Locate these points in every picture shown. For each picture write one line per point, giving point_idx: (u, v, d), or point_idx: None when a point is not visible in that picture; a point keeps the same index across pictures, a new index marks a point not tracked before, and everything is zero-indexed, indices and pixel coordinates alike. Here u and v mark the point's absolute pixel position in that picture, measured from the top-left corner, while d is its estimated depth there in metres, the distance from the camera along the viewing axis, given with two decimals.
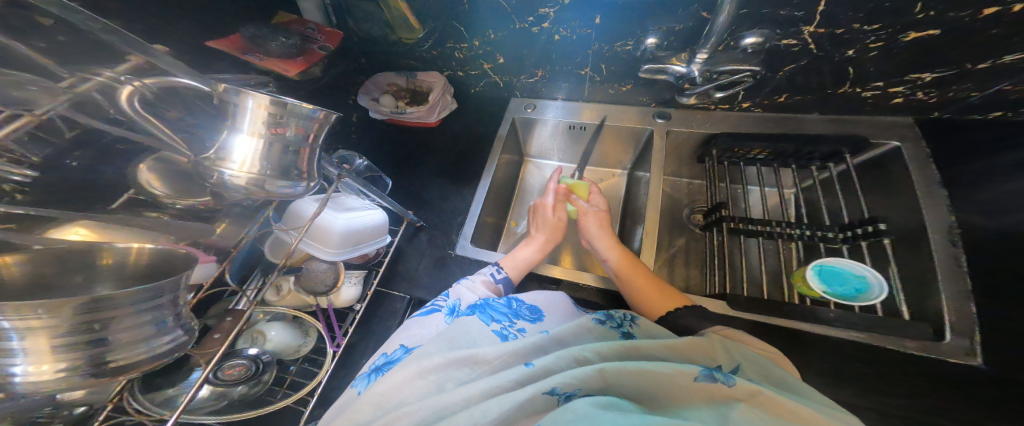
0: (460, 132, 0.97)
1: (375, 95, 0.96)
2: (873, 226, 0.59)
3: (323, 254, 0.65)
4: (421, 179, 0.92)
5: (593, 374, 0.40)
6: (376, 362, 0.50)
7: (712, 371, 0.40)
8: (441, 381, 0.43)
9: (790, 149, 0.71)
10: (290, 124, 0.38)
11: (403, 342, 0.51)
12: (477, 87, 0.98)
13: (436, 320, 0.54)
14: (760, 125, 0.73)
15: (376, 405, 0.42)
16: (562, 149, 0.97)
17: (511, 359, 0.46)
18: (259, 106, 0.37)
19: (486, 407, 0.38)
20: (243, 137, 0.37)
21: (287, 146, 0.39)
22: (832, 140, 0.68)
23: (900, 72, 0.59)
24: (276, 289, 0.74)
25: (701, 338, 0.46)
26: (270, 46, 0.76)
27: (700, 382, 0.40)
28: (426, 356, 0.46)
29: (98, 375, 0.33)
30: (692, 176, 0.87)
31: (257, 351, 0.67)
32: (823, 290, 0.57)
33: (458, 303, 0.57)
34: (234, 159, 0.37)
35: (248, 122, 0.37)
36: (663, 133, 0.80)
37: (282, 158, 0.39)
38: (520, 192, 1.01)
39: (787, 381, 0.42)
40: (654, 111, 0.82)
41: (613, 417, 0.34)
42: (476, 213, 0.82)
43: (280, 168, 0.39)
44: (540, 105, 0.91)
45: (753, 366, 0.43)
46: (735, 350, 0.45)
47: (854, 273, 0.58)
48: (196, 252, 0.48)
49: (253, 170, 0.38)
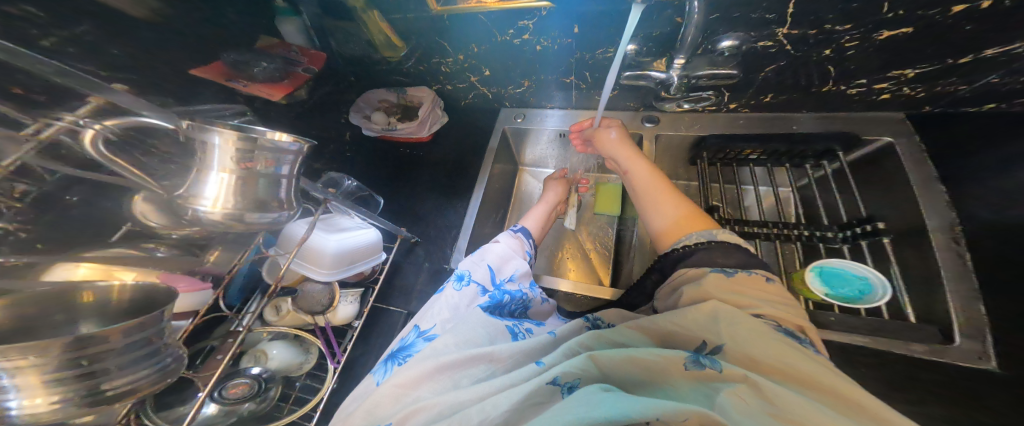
0: (452, 145, 1.00)
1: (366, 112, 0.98)
2: (872, 225, 0.58)
3: (317, 275, 0.67)
4: (416, 194, 0.94)
5: (588, 361, 0.40)
6: (394, 348, 0.53)
7: (699, 357, 0.39)
8: (457, 378, 0.45)
9: (782, 149, 0.67)
10: (258, 157, 0.39)
11: (420, 324, 0.56)
12: (468, 99, 0.99)
13: (448, 293, 0.59)
14: (755, 126, 0.70)
15: (395, 398, 0.45)
16: (558, 156, 0.97)
17: (521, 358, 0.48)
18: (226, 142, 0.37)
19: (497, 400, 0.38)
20: (212, 175, 0.38)
21: (258, 177, 0.40)
22: (825, 137, 0.64)
23: (881, 70, 0.57)
24: (274, 309, 0.77)
25: (684, 312, 0.44)
26: (253, 72, 0.78)
27: (690, 370, 0.38)
28: (445, 347, 0.48)
29: (93, 404, 0.35)
30: (688, 178, 0.84)
31: (258, 370, 0.67)
32: (825, 292, 0.56)
33: (468, 273, 0.62)
34: (206, 196, 0.38)
35: (216, 159, 0.38)
36: (652, 138, 0.77)
37: (255, 190, 0.40)
38: (518, 200, 1.02)
39: (780, 357, 0.37)
40: (642, 115, 0.80)
41: (619, 399, 0.33)
42: (469, 226, 0.82)
43: (251, 201, 0.40)
44: (530, 114, 0.91)
45: (737, 339, 0.40)
46: (719, 320, 0.42)
47: (856, 275, 0.57)
48: (185, 282, 0.49)
49: (226, 206, 0.39)
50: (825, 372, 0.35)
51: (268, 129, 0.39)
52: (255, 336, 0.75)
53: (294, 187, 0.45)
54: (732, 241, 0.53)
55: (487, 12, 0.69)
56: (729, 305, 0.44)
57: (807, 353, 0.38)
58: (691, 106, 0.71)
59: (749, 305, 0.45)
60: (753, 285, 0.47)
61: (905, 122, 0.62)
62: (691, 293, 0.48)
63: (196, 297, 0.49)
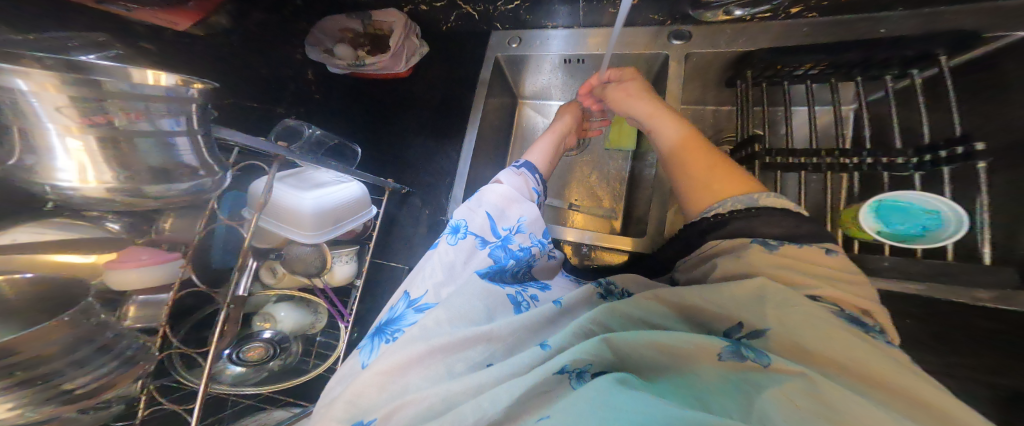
0: (438, 79, 0.87)
1: (327, 45, 0.80)
2: (964, 146, 0.42)
3: (300, 237, 0.60)
4: (402, 139, 0.85)
5: (600, 345, 0.33)
6: (382, 319, 0.45)
7: (740, 348, 0.30)
8: (451, 363, 0.38)
9: (857, 60, 0.52)
10: (114, 109, 0.27)
11: (409, 290, 0.47)
12: (449, 24, 0.82)
13: (442, 250, 0.50)
14: (821, 34, 0.55)
15: (381, 386, 0.37)
16: (564, 86, 0.81)
17: (525, 336, 0.42)
18: (42, 87, 0.24)
19: (497, 394, 0.32)
20: (56, 135, 0.26)
21: (132, 136, 0.28)
22: (919, 41, 0.48)
23: None
24: (270, 271, 0.68)
25: (721, 287, 0.36)
26: None
27: (724, 362, 0.30)
28: (437, 326, 0.40)
29: (69, 401, 0.35)
30: (718, 104, 0.71)
31: (271, 333, 0.66)
32: (877, 230, 0.47)
33: (463, 224, 0.53)
34: (62, 168, 0.27)
35: (48, 116, 0.25)
36: (681, 58, 0.62)
37: (137, 156, 0.29)
38: (518, 138, 0.89)
39: (851, 356, 0.28)
40: (669, 30, 0.64)
41: (628, 408, 0.26)
42: (463, 175, 0.73)
43: (131, 167, 0.29)
44: (528, 37, 0.75)
45: (789, 325, 0.31)
46: (766, 300, 0.34)
47: (924, 208, 0.45)
48: (147, 254, 0.43)
49: (106, 179, 0.28)
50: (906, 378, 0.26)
51: (116, 62, 0.25)
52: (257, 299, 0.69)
53: (211, 143, 0.35)
54: (776, 206, 0.42)
55: None
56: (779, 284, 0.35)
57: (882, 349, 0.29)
58: (743, 12, 0.58)
59: (802, 283, 0.36)
60: (806, 259, 0.39)
61: None
62: (723, 270, 0.40)
63: (164, 270, 0.45)
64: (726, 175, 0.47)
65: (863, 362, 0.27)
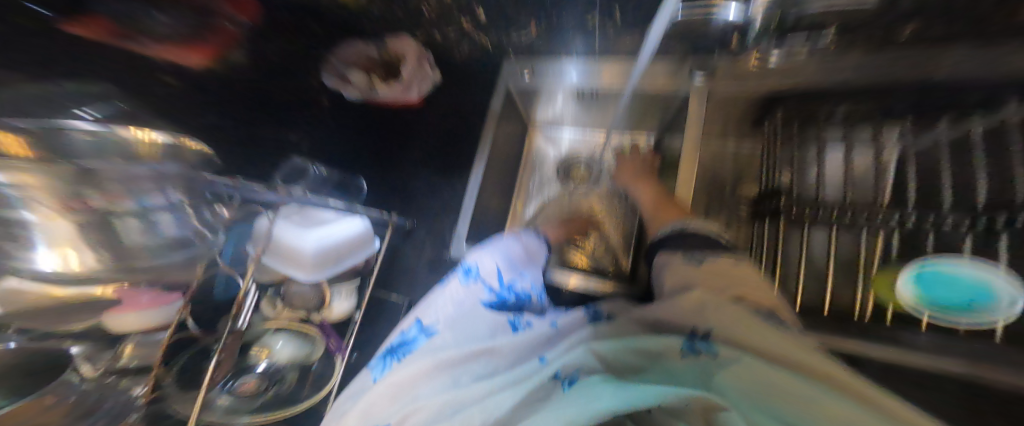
0: (449, 108, 0.87)
1: (341, 71, 0.76)
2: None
3: (299, 274, 0.58)
4: (408, 170, 0.85)
5: (587, 354, 0.37)
6: (393, 340, 0.43)
7: (695, 344, 0.36)
8: (458, 375, 0.37)
9: (908, 102, 0.49)
10: (92, 192, 0.26)
11: (420, 316, 0.45)
12: (463, 50, 0.81)
13: (453, 288, 0.47)
14: (868, 70, 0.48)
15: (391, 400, 0.35)
16: (577, 116, 0.79)
17: (526, 353, 0.41)
18: (20, 179, 0.23)
19: (501, 400, 0.32)
20: (36, 225, 0.26)
21: (110, 220, 0.28)
22: (986, 88, 0.43)
23: None
24: (270, 303, 0.67)
25: (670, 303, 0.42)
26: (155, 27, 0.50)
27: (685, 358, 0.35)
28: (446, 341, 0.40)
29: None
30: (738, 144, 0.67)
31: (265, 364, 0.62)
32: (913, 297, 0.46)
33: (475, 266, 0.50)
34: (41, 259, 0.27)
35: (26, 208, 0.25)
36: (704, 94, 0.58)
37: (121, 237, 0.29)
38: (527, 169, 0.86)
39: (777, 346, 0.33)
40: (693, 64, 0.59)
41: (602, 390, 0.29)
42: (468, 211, 0.70)
43: (116, 249, 0.29)
44: (540, 68, 0.70)
45: (729, 324, 0.36)
46: (705, 308, 0.39)
47: (973, 281, 0.43)
48: (147, 296, 0.46)
49: (85, 266, 0.28)
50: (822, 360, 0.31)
51: (103, 125, 0.25)
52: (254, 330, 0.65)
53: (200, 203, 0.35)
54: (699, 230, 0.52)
55: None
56: (716, 294, 0.41)
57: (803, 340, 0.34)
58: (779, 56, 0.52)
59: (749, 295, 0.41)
60: (748, 278, 0.43)
61: None
62: (674, 284, 0.45)
63: (161, 312, 0.47)
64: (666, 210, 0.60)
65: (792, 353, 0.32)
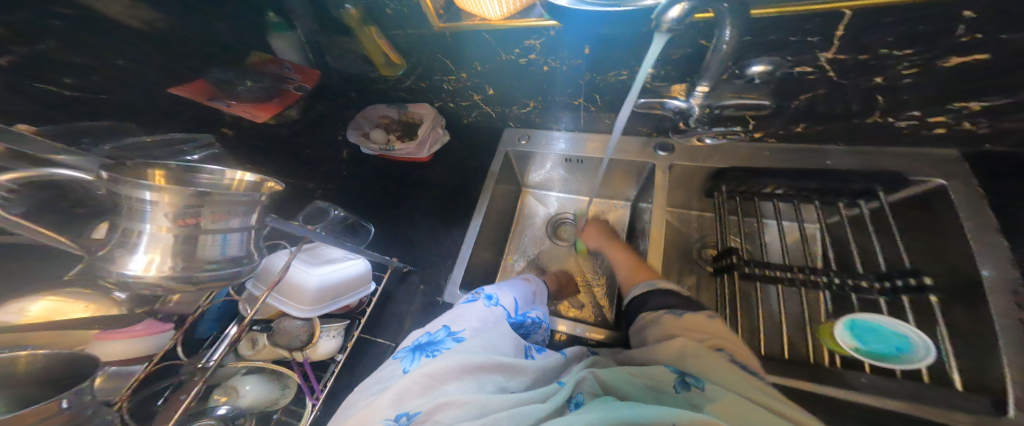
0: (453, 166, 0.98)
1: (365, 130, 0.94)
2: (915, 279, 0.48)
3: (294, 310, 0.59)
4: (411, 218, 0.92)
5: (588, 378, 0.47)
6: (420, 338, 0.50)
7: (686, 380, 0.43)
8: (483, 382, 0.44)
9: (812, 187, 0.62)
10: (206, 211, 0.35)
11: (448, 323, 0.52)
12: (470, 118, 0.96)
13: (477, 306, 0.54)
14: (787, 159, 0.63)
15: (423, 389, 0.43)
16: (562, 181, 0.91)
17: (540, 378, 0.49)
18: (159, 198, 0.33)
19: (525, 412, 0.41)
20: (151, 232, 0.34)
21: (197, 236, 0.35)
22: (862, 177, 0.57)
23: (938, 100, 0.49)
24: (251, 342, 0.64)
25: (658, 345, 0.48)
26: (238, 92, 0.75)
27: (679, 391, 0.42)
28: (477, 348, 0.47)
29: None
30: (701, 210, 0.79)
31: (226, 409, 0.55)
32: (853, 347, 0.48)
33: (495, 295, 0.57)
34: (134, 261, 0.34)
35: (150, 218, 0.33)
36: (665, 168, 0.72)
37: (200, 250, 0.36)
38: (519, 224, 0.96)
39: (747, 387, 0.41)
40: (656, 142, 0.75)
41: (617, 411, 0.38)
42: (464, 256, 0.76)
43: (190, 259, 0.35)
44: (535, 136, 0.86)
45: (712, 367, 0.44)
46: (687, 357, 0.46)
47: (894, 331, 0.47)
48: (143, 324, 0.45)
49: (161, 270, 0.34)
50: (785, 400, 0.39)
51: (220, 168, 0.37)
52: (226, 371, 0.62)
53: (258, 241, 0.42)
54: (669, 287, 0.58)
55: (491, 31, 0.66)
56: (697, 344, 0.46)
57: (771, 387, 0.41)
58: (714, 140, 0.67)
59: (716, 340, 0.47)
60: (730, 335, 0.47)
61: (961, 163, 0.52)
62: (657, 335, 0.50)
63: (152, 341, 0.45)
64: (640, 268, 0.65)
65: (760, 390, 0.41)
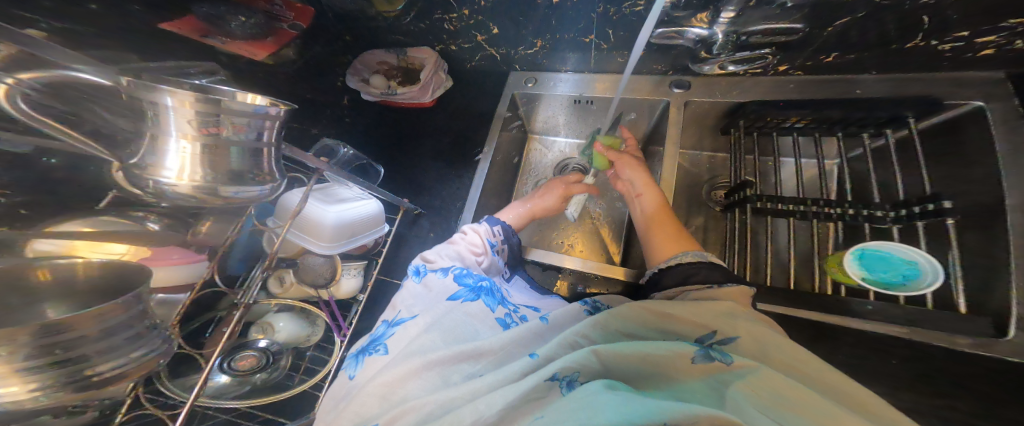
0: (458, 111, 0.96)
1: (364, 76, 0.95)
2: (933, 204, 0.47)
3: (316, 248, 0.61)
4: (419, 164, 0.93)
5: (591, 356, 0.37)
6: (364, 342, 0.48)
7: (709, 351, 0.36)
8: (446, 374, 0.41)
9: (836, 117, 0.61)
10: (227, 123, 0.35)
11: (388, 316, 0.51)
12: (474, 61, 0.92)
13: (408, 288, 0.54)
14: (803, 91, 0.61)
15: (380, 398, 0.39)
16: (569, 124, 0.88)
17: (513, 348, 0.44)
18: (182, 104, 0.32)
19: (491, 399, 0.36)
20: (174, 140, 0.34)
21: (225, 147, 0.36)
22: (890, 103, 0.54)
23: (993, 16, 0.43)
24: (278, 280, 0.68)
25: (697, 304, 0.42)
26: (230, 28, 0.73)
27: (697, 364, 0.35)
28: (432, 343, 0.44)
29: (82, 389, 0.33)
30: (714, 150, 0.77)
31: (266, 343, 0.62)
32: (862, 277, 0.48)
33: (423, 265, 0.57)
34: (168, 168, 0.35)
35: (174, 125, 0.33)
36: (680, 105, 0.69)
37: (227, 162, 0.37)
38: (525, 169, 0.94)
39: (792, 364, 0.35)
40: (671, 79, 0.71)
41: (612, 398, 0.31)
42: (473, 200, 0.76)
43: (219, 172, 0.36)
44: (542, 79, 0.82)
45: (754, 335, 0.38)
46: (734, 317, 0.40)
47: (903, 258, 0.47)
48: (178, 254, 0.46)
49: (194, 178, 0.35)
50: (841, 379, 0.33)
51: (230, 88, 0.35)
52: (263, 307, 0.68)
53: (277, 157, 0.42)
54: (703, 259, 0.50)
55: None
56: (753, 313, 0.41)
57: (818, 360, 0.35)
58: (736, 68, 0.62)
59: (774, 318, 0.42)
60: None
61: (1004, 84, 0.47)
62: (705, 293, 0.46)
63: (190, 270, 0.47)
64: (675, 236, 0.57)
65: (809, 368, 0.34)
